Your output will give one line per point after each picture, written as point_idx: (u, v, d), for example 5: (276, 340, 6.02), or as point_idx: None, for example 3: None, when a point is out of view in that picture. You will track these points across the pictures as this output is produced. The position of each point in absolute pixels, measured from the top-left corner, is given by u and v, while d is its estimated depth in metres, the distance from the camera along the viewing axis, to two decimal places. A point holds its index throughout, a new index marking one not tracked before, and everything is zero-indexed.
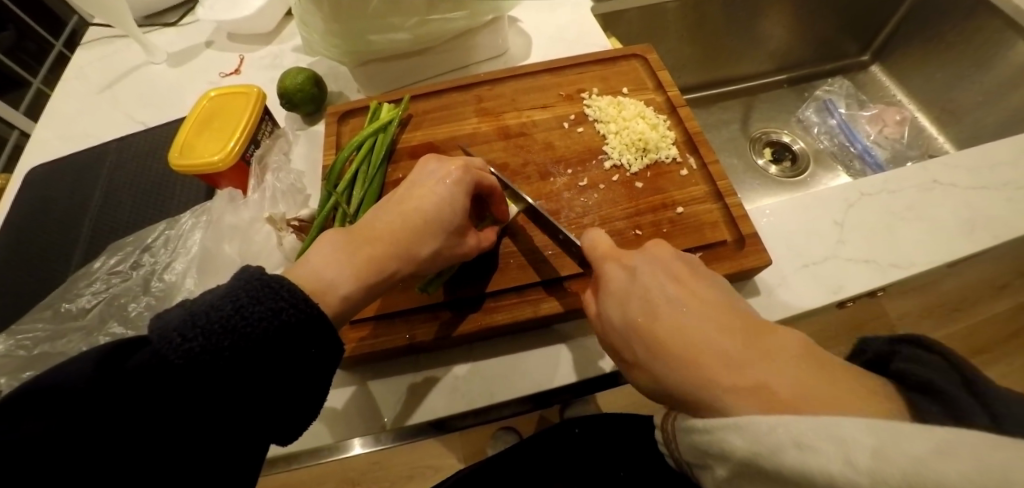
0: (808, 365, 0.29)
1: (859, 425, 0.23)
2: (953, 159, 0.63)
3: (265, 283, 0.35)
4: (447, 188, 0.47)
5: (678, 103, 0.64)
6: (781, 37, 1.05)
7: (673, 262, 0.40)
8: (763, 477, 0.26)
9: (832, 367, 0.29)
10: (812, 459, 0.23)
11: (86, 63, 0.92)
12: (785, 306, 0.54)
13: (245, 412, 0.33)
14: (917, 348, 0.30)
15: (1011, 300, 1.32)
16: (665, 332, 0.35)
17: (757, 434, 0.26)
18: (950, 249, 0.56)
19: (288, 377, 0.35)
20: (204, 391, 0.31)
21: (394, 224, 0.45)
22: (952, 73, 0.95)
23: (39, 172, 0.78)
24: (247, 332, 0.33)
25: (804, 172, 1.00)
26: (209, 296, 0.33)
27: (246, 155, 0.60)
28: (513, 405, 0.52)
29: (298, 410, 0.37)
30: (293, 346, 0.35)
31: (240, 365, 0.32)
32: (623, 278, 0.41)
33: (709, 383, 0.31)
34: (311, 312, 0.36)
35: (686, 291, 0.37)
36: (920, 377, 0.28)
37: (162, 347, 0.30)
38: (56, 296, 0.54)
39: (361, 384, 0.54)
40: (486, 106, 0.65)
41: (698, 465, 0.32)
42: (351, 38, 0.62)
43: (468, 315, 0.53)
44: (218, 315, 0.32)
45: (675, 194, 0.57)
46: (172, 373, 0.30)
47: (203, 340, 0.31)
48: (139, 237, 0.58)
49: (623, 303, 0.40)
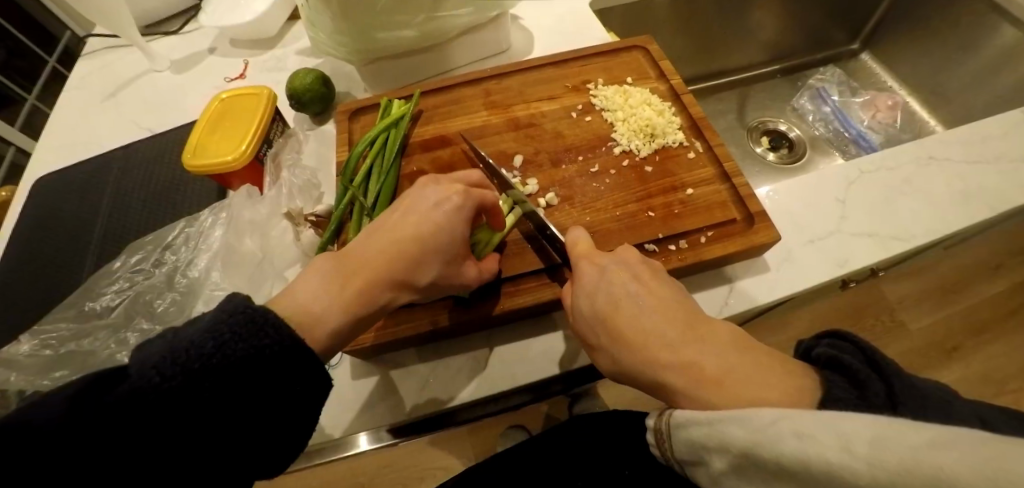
0: (738, 347, 0.34)
1: (862, 421, 0.23)
2: (947, 135, 0.65)
3: (249, 317, 0.34)
4: (444, 213, 0.47)
5: (681, 91, 0.66)
6: (773, 27, 1.07)
7: (638, 264, 0.43)
8: (760, 468, 0.27)
9: (757, 349, 0.34)
10: (806, 446, 0.24)
11: (86, 73, 0.93)
12: (793, 281, 0.56)
13: (224, 447, 0.33)
14: (835, 338, 0.34)
15: (1007, 280, 1.35)
16: (624, 321, 0.39)
17: (759, 425, 0.26)
18: (947, 220, 0.58)
19: (270, 411, 0.36)
20: (189, 423, 0.31)
21: (389, 253, 0.44)
22: (942, 57, 0.97)
23: (47, 181, 0.79)
24: (228, 370, 0.33)
25: (801, 158, 1.03)
26: (189, 330, 0.33)
27: (259, 155, 0.61)
28: (518, 396, 0.54)
29: (280, 443, 0.37)
30: (276, 384, 0.35)
31: (219, 401, 0.33)
32: (593, 276, 0.43)
33: (653, 362, 0.36)
34: (296, 349, 0.36)
35: (643, 286, 0.40)
36: (831, 354, 0.32)
37: (140, 384, 0.29)
38: (79, 296, 0.55)
39: (383, 374, 0.55)
40: (495, 99, 0.66)
41: (691, 461, 0.33)
42: (358, 37, 0.64)
43: (492, 298, 0.54)
44: (199, 354, 0.32)
45: (684, 177, 0.59)
46: (151, 411, 0.30)
47: (183, 377, 0.31)
48: (159, 236, 0.59)
49: (592, 298, 0.42)
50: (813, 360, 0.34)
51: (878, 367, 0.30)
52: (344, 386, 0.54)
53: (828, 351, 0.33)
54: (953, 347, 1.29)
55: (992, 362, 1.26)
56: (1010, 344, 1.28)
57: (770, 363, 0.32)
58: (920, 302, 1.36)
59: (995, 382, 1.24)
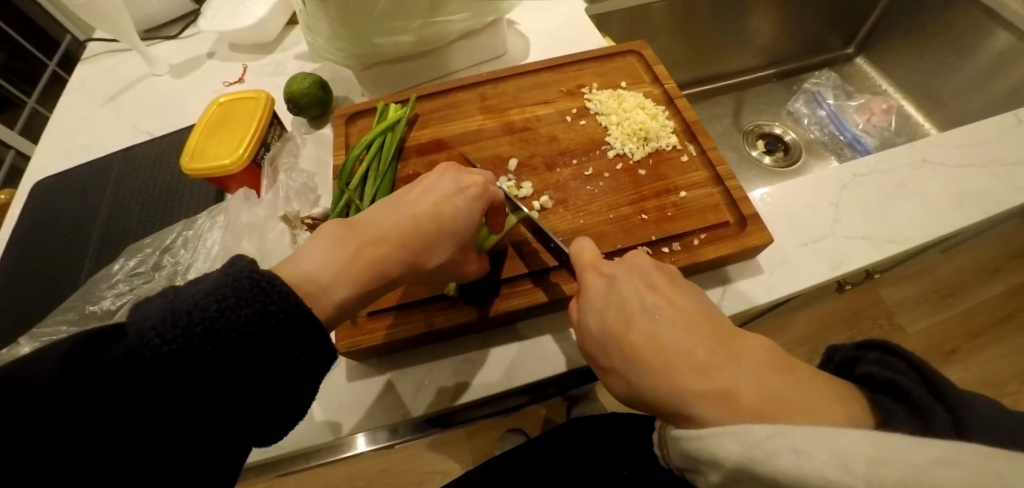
0: (771, 367, 0.32)
1: (858, 435, 0.24)
2: (942, 138, 0.65)
3: (254, 282, 0.35)
4: (466, 203, 0.48)
5: (675, 95, 0.67)
6: (769, 32, 1.08)
7: (652, 272, 0.42)
8: (753, 481, 0.27)
9: (791, 369, 0.32)
10: (805, 462, 0.24)
11: (86, 77, 0.93)
12: (787, 283, 0.56)
13: (224, 416, 0.33)
14: (884, 352, 0.34)
15: (1005, 282, 1.35)
16: (641, 338, 0.37)
17: (753, 440, 0.27)
18: (941, 223, 0.58)
19: (274, 382, 0.36)
20: (183, 385, 0.31)
21: (406, 226, 0.45)
22: (936, 61, 0.98)
23: (47, 184, 0.79)
24: (233, 336, 0.33)
25: (797, 161, 1.03)
26: (193, 291, 0.33)
27: (256, 158, 0.61)
28: (518, 397, 0.55)
29: (283, 413, 0.38)
30: (281, 352, 0.35)
31: (223, 365, 0.33)
32: (602, 287, 0.43)
33: (678, 390, 0.34)
34: (303, 317, 0.36)
35: (662, 298, 0.39)
36: (884, 375, 0.31)
37: (139, 346, 0.30)
38: (79, 299, 0.55)
39: (385, 375, 0.55)
40: (490, 104, 0.67)
41: (689, 469, 0.33)
42: (357, 42, 0.64)
43: (488, 300, 0.54)
44: (202, 316, 0.32)
45: (677, 180, 0.59)
46: (149, 374, 0.30)
47: (183, 341, 0.31)
48: (158, 238, 0.59)
49: (602, 314, 0.42)
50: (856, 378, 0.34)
51: (931, 386, 0.30)
52: (342, 388, 0.54)
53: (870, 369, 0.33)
54: (951, 350, 1.29)
55: (990, 365, 1.26)
56: (1008, 347, 1.28)
57: (809, 380, 0.31)
58: (918, 305, 1.36)
59: (992, 385, 1.24)
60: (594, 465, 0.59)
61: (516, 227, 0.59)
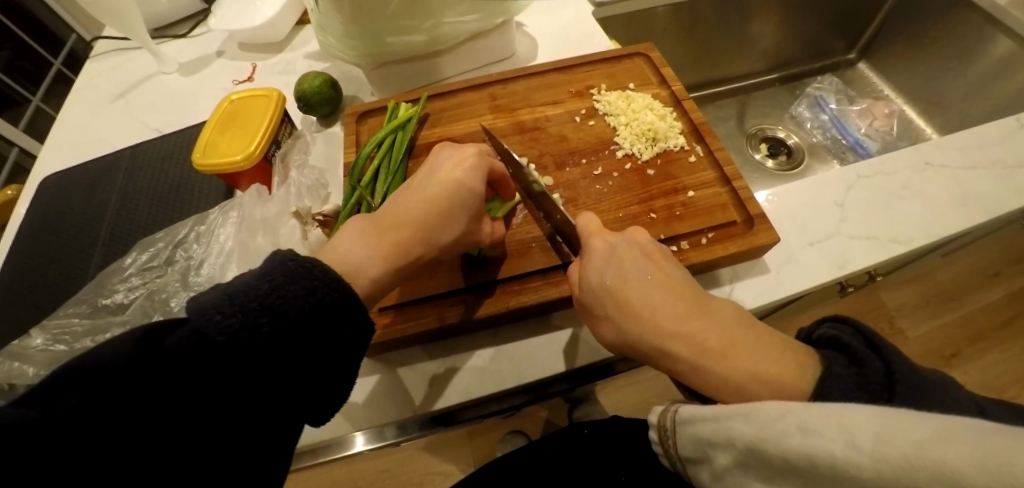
0: (738, 326, 0.37)
1: (869, 415, 0.24)
2: (943, 142, 0.66)
3: (299, 264, 0.36)
4: (461, 172, 0.47)
5: (682, 97, 0.68)
6: (772, 37, 1.09)
7: (648, 243, 0.44)
8: (764, 463, 0.28)
9: (753, 326, 0.38)
10: (814, 441, 0.25)
11: (95, 73, 0.94)
12: (795, 280, 0.57)
13: (274, 394, 0.33)
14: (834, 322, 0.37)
15: (1005, 287, 1.36)
16: (632, 294, 0.41)
17: (767, 421, 0.28)
18: (944, 223, 0.59)
19: (323, 354, 0.36)
20: (243, 364, 0.31)
21: (422, 208, 0.45)
22: (939, 66, 0.99)
23: (54, 180, 0.80)
24: (285, 311, 0.34)
25: (800, 165, 1.04)
26: (242, 278, 0.34)
27: (268, 155, 0.63)
28: (514, 398, 0.55)
29: (326, 395, 0.37)
30: (328, 326, 0.36)
31: (277, 345, 0.33)
32: (602, 252, 0.44)
33: (664, 337, 0.38)
34: (343, 295, 0.37)
35: (654, 264, 0.43)
36: (836, 337, 0.35)
37: (203, 324, 0.30)
38: (92, 292, 0.55)
39: (388, 370, 0.55)
40: (500, 103, 0.68)
41: (693, 459, 0.35)
42: (370, 42, 0.65)
43: (494, 296, 0.55)
44: (256, 293, 0.33)
45: (685, 180, 0.60)
46: (218, 350, 0.30)
47: (241, 317, 0.32)
48: (170, 233, 0.60)
49: (601, 272, 0.43)
50: (813, 341, 0.37)
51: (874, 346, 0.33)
52: None
53: (830, 332, 0.36)
54: (951, 354, 1.30)
55: (991, 370, 1.27)
56: (1008, 352, 1.28)
57: (776, 343, 0.36)
58: (919, 309, 1.37)
59: (992, 390, 1.24)
60: (596, 466, 0.59)
61: (514, 235, 0.59)
